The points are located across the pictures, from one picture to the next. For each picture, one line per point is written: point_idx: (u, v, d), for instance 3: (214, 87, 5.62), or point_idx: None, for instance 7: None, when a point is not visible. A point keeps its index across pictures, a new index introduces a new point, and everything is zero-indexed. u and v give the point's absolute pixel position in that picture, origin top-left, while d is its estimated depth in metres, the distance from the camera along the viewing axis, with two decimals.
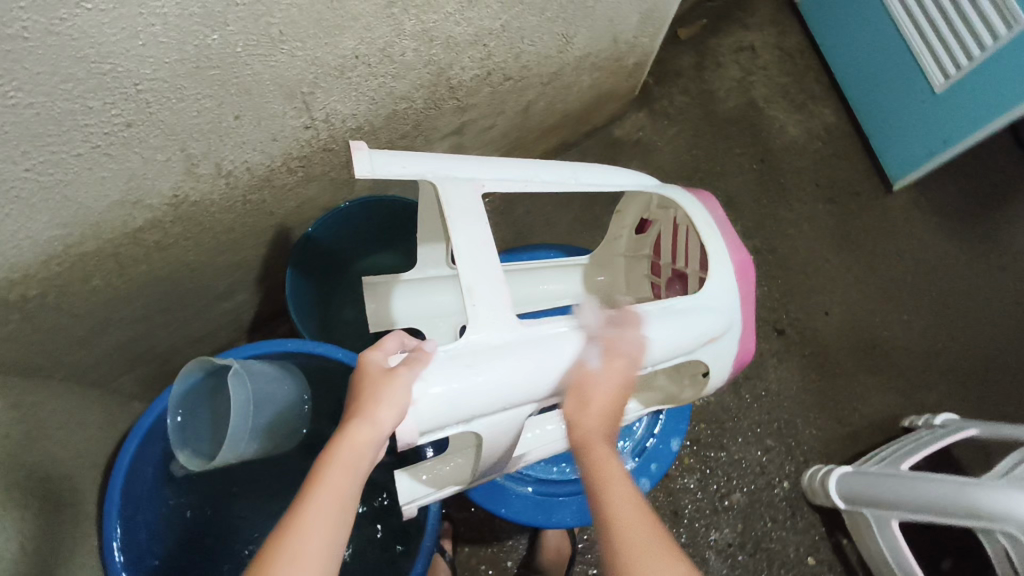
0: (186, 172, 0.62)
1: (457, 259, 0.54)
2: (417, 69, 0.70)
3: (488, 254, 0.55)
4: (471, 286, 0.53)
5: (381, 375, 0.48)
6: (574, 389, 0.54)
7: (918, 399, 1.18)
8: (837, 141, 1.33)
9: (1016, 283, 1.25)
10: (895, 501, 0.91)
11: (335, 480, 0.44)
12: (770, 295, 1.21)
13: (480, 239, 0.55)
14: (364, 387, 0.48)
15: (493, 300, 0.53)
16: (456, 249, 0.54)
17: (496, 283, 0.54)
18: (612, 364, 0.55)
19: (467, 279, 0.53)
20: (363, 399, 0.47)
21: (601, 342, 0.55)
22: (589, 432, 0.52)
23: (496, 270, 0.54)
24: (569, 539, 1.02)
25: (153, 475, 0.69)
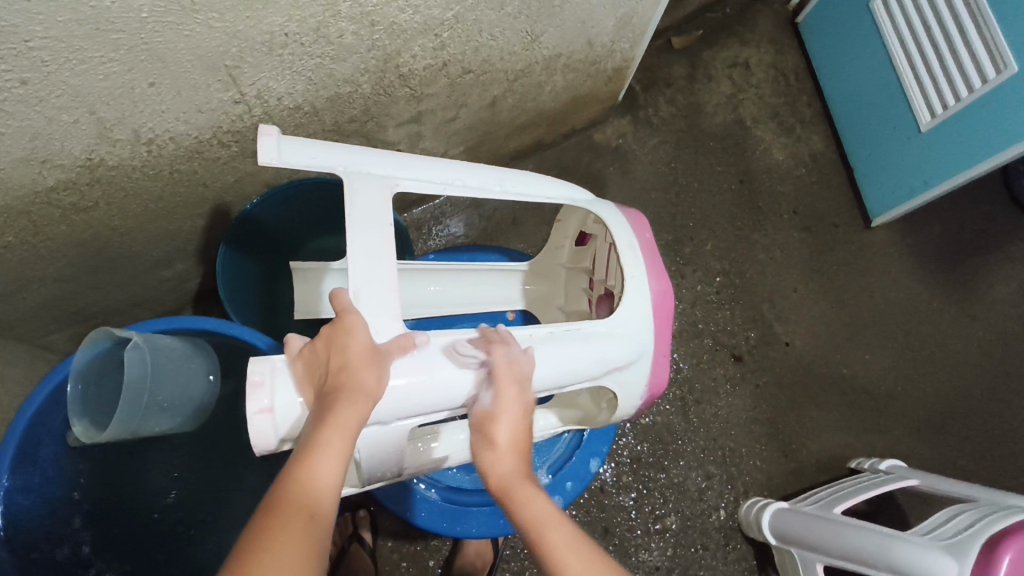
0: (101, 137, 0.60)
1: (348, 259, 0.52)
2: (359, 53, 0.68)
3: (384, 259, 0.53)
4: (358, 292, 0.51)
5: (370, 350, 0.49)
6: (477, 427, 0.53)
7: (868, 441, 1.15)
8: (821, 169, 1.29)
9: (986, 333, 1.22)
10: (821, 545, 0.89)
11: (335, 441, 0.45)
12: (733, 320, 1.19)
13: (378, 241, 0.54)
14: (355, 357, 0.48)
15: (381, 306, 0.52)
16: (349, 251, 0.52)
17: (388, 290, 0.53)
18: (504, 395, 0.53)
19: (355, 282, 0.51)
20: (356, 370, 0.48)
21: (492, 372, 0.53)
22: (505, 477, 0.51)
23: (390, 276, 0.53)
24: (493, 544, 0.99)
25: (50, 440, 0.68)
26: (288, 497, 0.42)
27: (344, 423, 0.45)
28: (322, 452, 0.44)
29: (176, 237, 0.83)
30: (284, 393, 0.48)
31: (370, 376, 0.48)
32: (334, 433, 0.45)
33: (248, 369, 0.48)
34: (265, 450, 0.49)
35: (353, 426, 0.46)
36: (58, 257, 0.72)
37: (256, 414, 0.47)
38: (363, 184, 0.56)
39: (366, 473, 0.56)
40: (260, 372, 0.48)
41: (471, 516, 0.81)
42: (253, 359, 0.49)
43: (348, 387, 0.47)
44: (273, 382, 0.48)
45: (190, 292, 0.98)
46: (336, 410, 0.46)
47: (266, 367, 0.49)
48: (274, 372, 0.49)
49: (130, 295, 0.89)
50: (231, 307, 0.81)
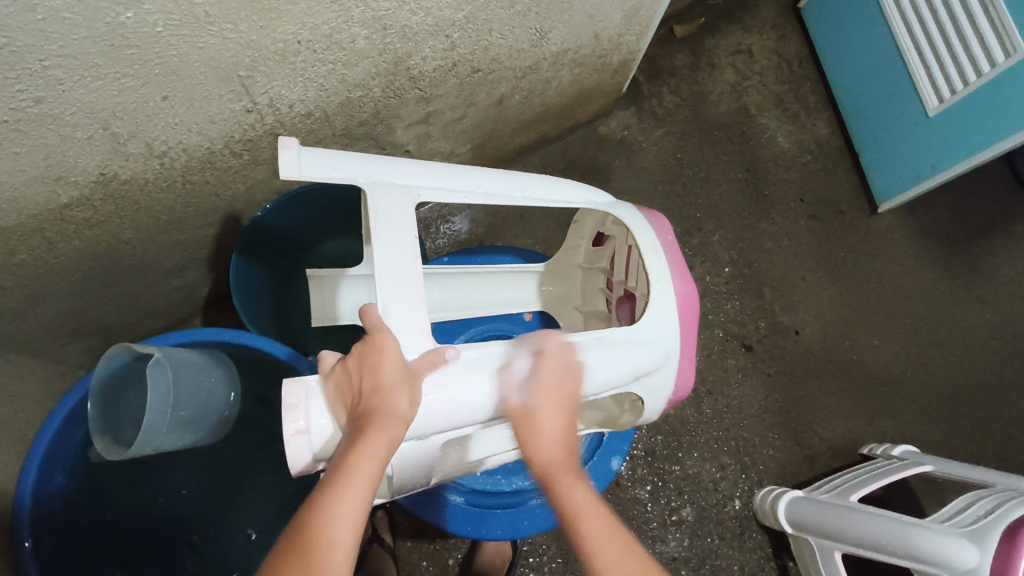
0: (113, 151, 0.59)
1: (376, 274, 0.52)
2: (371, 57, 0.67)
3: (410, 272, 0.53)
4: (387, 306, 0.51)
5: (402, 373, 0.48)
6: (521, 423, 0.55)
7: (879, 426, 1.16)
8: (828, 156, 1.29)
9: (993, 315, 1.22)
10: (839, 534, 0.90)
11: (364, 467, 0.45)
12: (742, 310, 1.19)
13: (403, 253, 0.53)
14: (386, 380, 0.48)
15: (411, 321, 0.51)
16: (376, 266, 0.52)
17: (416, 303, 0.52)
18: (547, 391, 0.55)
19: (384, 296, 0.51)
20: (388, 393, 0.47)
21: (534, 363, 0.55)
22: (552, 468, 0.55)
23: (418, 289, 0.53)
24: (512, 541, 0.99)
25: (74, 458, 0.68)
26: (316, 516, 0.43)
27: (374, 451, 0.45)
28: (350, 477, 0.44)
29: (188, 246, 0.82)
30: (318, 414, 0.48)
31: (402, 401, 0.48)
32: (364, 459, 0.45)
33: (282, 391, 0.48)
34: (301, 470, 0.48)
35: (383, 452, 0.45)
36: (72, 272, 0.72)
37: (292, 435, 0.47)
38: (385, 195, 0.55)
39: (396, 485, 0.56)
40: (294, 394, 0.48)
41: (495, 518, 0.81)
42: (287, 379, 0.48)
43: (379, 411, 0.47)
44: (308, 403, 0.48)
45: (201, 300, 0.98)
46: (367, 435, 0.45)
47: (300, 389, 0.48)
48: (308, 393, 0.48)
49: (141, 305, 0.88)
50: (246, 316, 0.81)
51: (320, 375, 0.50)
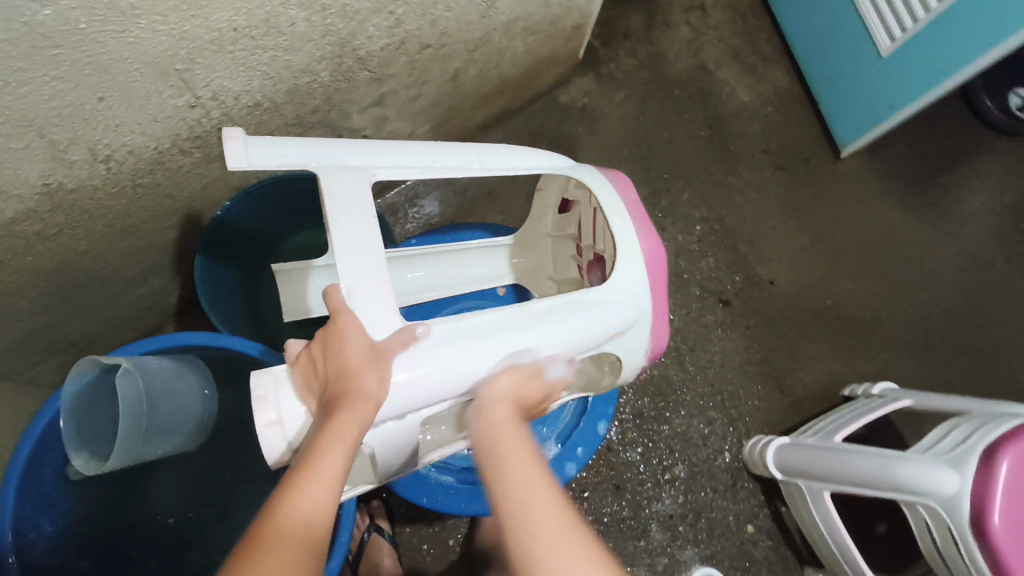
0: (54, 160, 0.56)
1: (336, 257, 0.51)
2: (314, 40, 0.65)
3: (371, 253, 0.52)
4: (351, 288, 0.50)
5: (368, 354, 0.48)
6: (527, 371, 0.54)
7: (859, 366, 1.18)
8: (788, 105, 1.29)
9: (960, 248, 1.25)
10: (826, 474, 0.92)
11: (336, 451, 0.44)
12: (717, 266, 1.19)
13: (362, 235, 0.52)
14: (353, 362, 0.47)
15: (375, 300, 0.51)
16: (335, 249, 0.51)
17: (379, 284, 0.51)
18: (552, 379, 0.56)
19: (347, 279, 0.50)
20: (356, 375, 0.47)
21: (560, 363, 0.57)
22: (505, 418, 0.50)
23: (381, 269, 0.52)
24: None
25: (55, 477, 0.66)
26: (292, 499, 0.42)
27: (342, 435, 0.44)
28: (322, 459, 0.44)
29: (150, 252, 0.80)
30: (289, 405, 0.48)
31: (371, 381, 0.47)
32: (334, 442, 0.44)
33: (250, 383, 0.47)
34: (278, 462, 0.48)
35: (354, 435, 0.45)
36: (30, 289, 0.70)
37: (264, 428, 0.47)
38: (339, 177, 0.54)
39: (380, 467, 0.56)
40: (263, 386, 0.48)
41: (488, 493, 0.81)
42: (254, 371, 0.48)
43: (348, 393, 0.46)
44: (278, 394, 0.48)
45: (171, 307, 0.96)
46: (337, 418, 0.45)
47: (269, 380, 0.48)
48: (277, 383, 0.48)
49: (109, 317, 0.86)
50: (216, 318, 0.79)
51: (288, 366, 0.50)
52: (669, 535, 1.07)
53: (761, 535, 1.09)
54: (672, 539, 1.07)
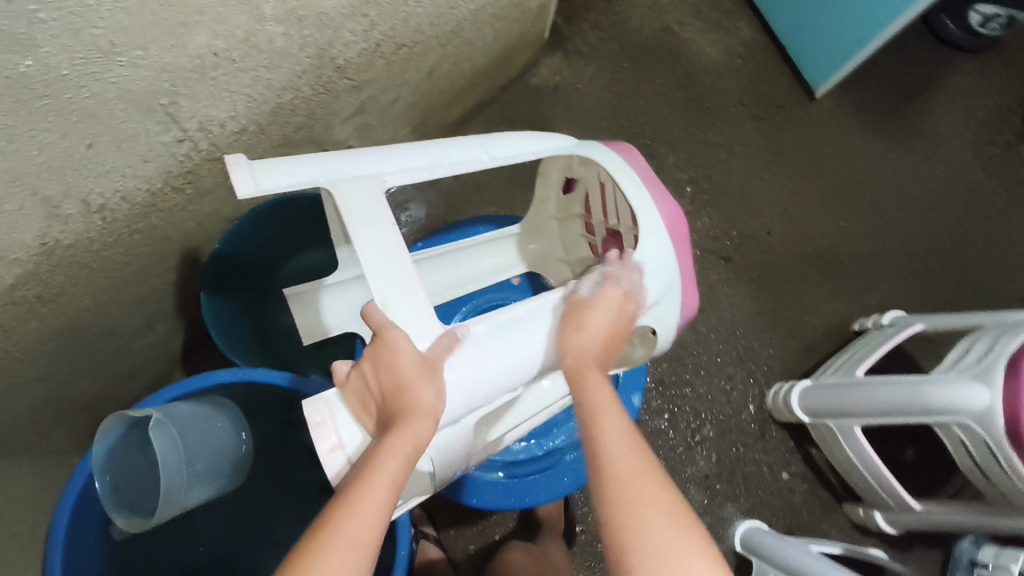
0: (49, 217, 0.54)
1: (363, 269, 0.49)
2: (293, 55, 0.63)
3: (398, 261, 0.51)
4: (386, 302, 0.49)
5: (420, 366, 0.47)
6: (567, 314, 0.56)
7: (864, 300, 1.19)
8: (755, 55, 1.30)
9: (941, 169, 1.27)
10: (856, 410, 0.93)
11: (394, 467, 0.43)
12: (712, 224, 1.20)
13: (387, 245, 0.51)
14: (407, 377, 0.46)
15: (412, 310, 0.50)
16: (361, 261, 0.49)
17: (412, 290, 0.50)
18: (607, 293, 0.57)
19: (379, 291, 0.49)
20: (411, 389, 0.46)
21: (603, 276, 0.59)
22: (580, 364, 0.53)
23: (412, 277, 0.51)
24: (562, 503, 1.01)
25: (101, 542, 0.64)
26: (346, 509, 0.41)
27: (399, 450, 0.44)
28: (377, 474, 0.43)
29: (152, 298, 0.77)
30: (344, 427, 0.47)
31: (427, 394, 0.47)
32: (393, 458, 0.43)
33: (304, 412, 0.47)
34: None
35: (410, 450, 0.44)
36: (38, 354, 0.67)
37: (327, 454, 0.46)
38: (352, 190, 0.52)
39: (441, 472, 0.56)
40: (318, 412, 0.47)
41: (537, 484, 0.79)
42: (305, 400, 0.47)
43: (403, 408, 0.46)
44: (334, 418, 0.47)
45: (177, 351, 0.93)
46: (394, 435, 0.44)
47: (322, 406, 0.47)
48: (331, 408, 0.48)
49: (118, 371, 0.83)
50: (233, 353, 0.77)
51: (338, 388, 0.49)
52: (709, 495, 1.08)
53: (797, 481, 1.10)
54: (712, 499, 1.08)
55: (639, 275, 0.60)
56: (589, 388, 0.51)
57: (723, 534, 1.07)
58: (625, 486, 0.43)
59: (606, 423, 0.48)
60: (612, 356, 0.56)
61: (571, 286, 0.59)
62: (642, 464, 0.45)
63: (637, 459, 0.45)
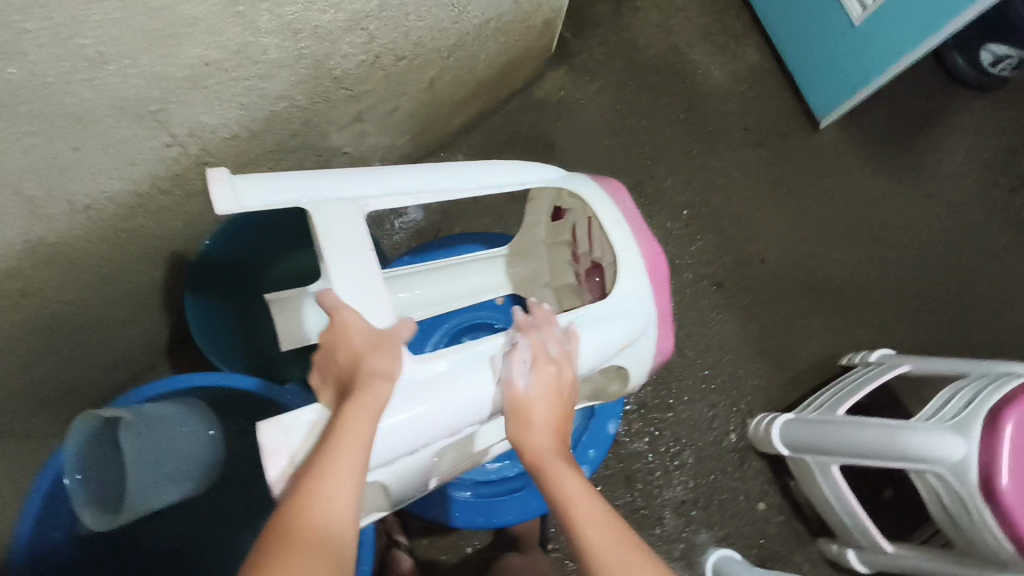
0: (31, 216, 0.54)
1: (324, 262, 0.50)
2: (288, 66, 0.63)
3: (357, 250, 0.52)
4: (342, 286, 0.50)
5: (374, 337, 0.49)
6: (512, 413, 0.53)
7: (853, 335, 1.19)
8: (763, 81, 1.30)
9: (941, 209, 1.26)
10: (834, 447, 0.93)
11: (360, 425, 0.44)
12: (707, 249, 1.20)
13: (352, 248, 0.52)
14: (361, 350, 0.48)
15: (368, 292, 0.51)
16: (322, 252, 0.51)
17: (370, 276, 0.51)
18: (544, 374, 0.54)
19: (335, 276, 0.50)
20: (367, 359, 0.48)
21: (530, 356, 0.54)
22: (539, 452, 0.51)
23: (370, 265, 0.52)
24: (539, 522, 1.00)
25: (68, 536, 0.65)
26: (327, 461, 0.42)
27: (363, 409, 0.45)
28: (344, 436, 0.44)
29: (137, 293, 0.78)
30: (302, 455, 0.46)
31: (383, 360, 0.48)
32: (357, 412, 0.45)
33: (260, 438, 0.45)
34: None
35: (372, 409, 0.45)
36: (18, 345, 0.68)
37: (281, 483, 0.45)
38: (332, 211, 0.52)
39: (397, 494, 0.58)
40: (275, 439, 0.45)
41: (506, 504, 0.82)
42: (261, 424, 0.46)
43: (360, 375, 0.47)
44: (291, 445, 0.46)
45: (162, 344, 0.94)
46: (354, 397, 0.45)
47: (280, 432, 0.46)
48: (290, 435, 0.46)
49: (100, 363, 0.84)
50: (211, 353, 0.79)
51: (298, 413, 0.47)
52: (683, 521, 1.08)
53: (773, 512, 1.10)
54: (686, 524, 1.08)
55: (568, 337, 0.56)
56: (554, 475, 0.50)
57: (695, 561, 1.07)
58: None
59: (578, 509, 0.47)
60: (567, 427, 0.54)
61: (502, 370, 0.54)
62: (624, 542, 0.45)
63: (618, 535, 0.46)
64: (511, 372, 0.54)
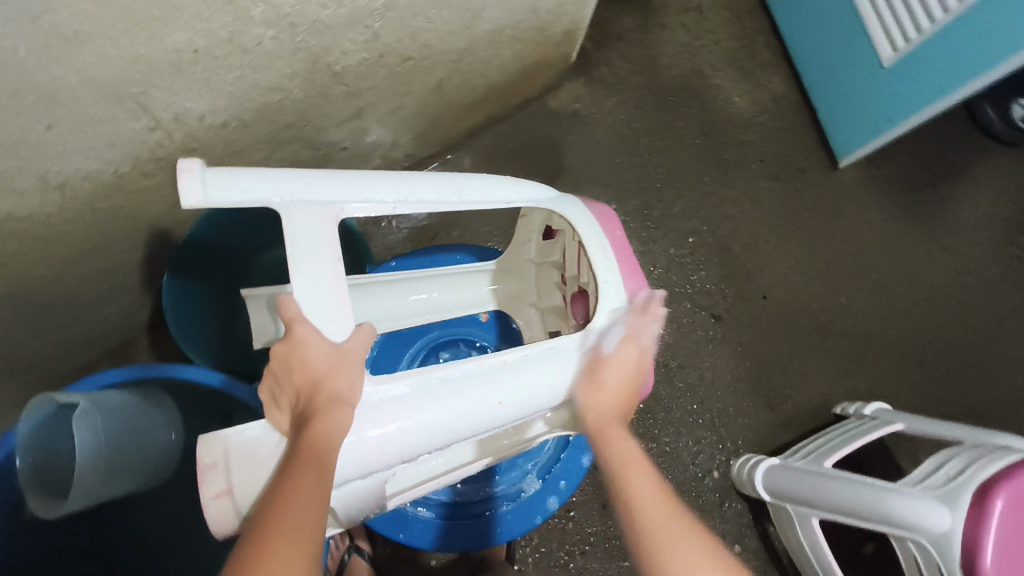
0: (1, 190, 0.53)
1: (290, 268, 0.48)
2: (283, 57, 0.61)
3: (326, 258, 0.49)
4: (305, 295, 0.48)
5: (334, 356, 0.47)
6: (589, 368, 0.57)
7: (850, 383, 1.15)
8: (785, 113, 1.26)
9: (956, 262, 1.22)
10: (816, 500, 0.89)
11: (322, 453, 0.43)
12: (709, 279, 1.16)
13: (322, 259, 0.49)
14: (319, 371, 0.46)
15: (332, 303, 0.48)
16: (289, 257, 0.48)
17: (336, 286, 0.49)
18: (627, 348, 0.57)
19: (300, 284, 0.48)
20: (326, 382, 0.46)
21: (624, 326, 0.58)
22: (604, 422, 0.55)
23: (337, 276, 0.49)
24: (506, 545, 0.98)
25: (14, 517, 0.63)
26: (278, 503, 0.41)
27: (324, 435, 0.44)
28: (306, 463, 0.43)
29: (115, 272, 0.76)
30: (239, 472, 0.44)
31: (343, 384, 0.47)
32: (314, 446, 0.43)
33: (199, 451, 0.43)
34: (227, 535, 0.45)
35: (334, 436, 0.44)
36: None
37: (213, 499, 0.44)
38: (303, 215, 0.50)
39: (343, 514, 0.55)
40: (213, 454, 0.44)
41: (469, 528, 0.81)
42: (202, 436, 0.44)
43: (319, 399, 0.46)
44: (228, 461, 0.44)
45: (142, 323, 0.92)
46: (314, 423, 0.44)
47: (220, 447, 0.44)
48: (228, 450, 0.44)
49: (75, 338, 0.82)
50: (184, 342, 0.77)
51: (240, 427, 0.46)
52: None
53: (749, 556, 1.07)
54: None
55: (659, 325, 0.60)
56: (613, 444, 0.54)
57: None
58: (661, 546, 0.45)
59: (637, 484, 0.50)
60: (632, 407, 0.58)
61: (597, 335, 0.58)
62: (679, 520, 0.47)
63: (670, 511, 0.48)
64: (597, 338, 0.58)
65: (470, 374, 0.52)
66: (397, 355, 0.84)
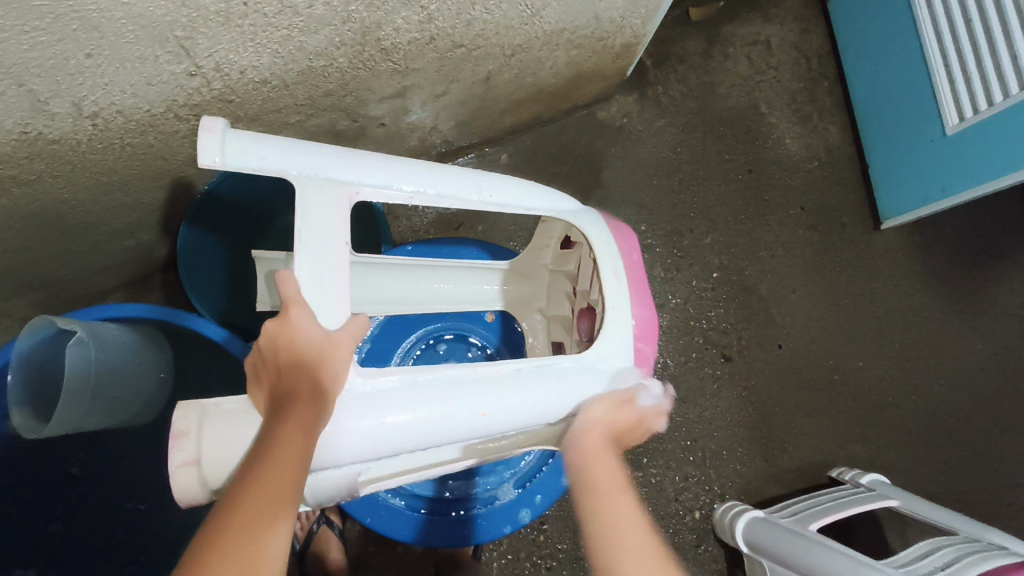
0: (33, 110, 0.53)
1: (296, 244, 0.47)
2: (333, 25, 0.60)
3: (332, 240, 0.49)
4: (305, 275, 0.47)
5: (323, 344, 0.46)
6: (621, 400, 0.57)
7: (851, 449, 1.12)
8: (836, 163, 1.23)
9: (983, 345, 1.18)
10: (792, 561, 0.85)
11: (298, 441, 0.42)
12: (726, 318, 1.14)
13: (328, 239, 0.49)
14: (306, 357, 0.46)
15: (330, 288, 0.48)
16: (296, 234, 0.48)
17: (338, 268, 0.49)
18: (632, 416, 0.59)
19: (302, 263, 0.47)
20: (312, 369, 0.46)
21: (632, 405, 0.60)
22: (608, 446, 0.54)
23: (340, 259, 0.49)
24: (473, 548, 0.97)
25: None
26: (251, 488, 0.40)
27: (303, 423, 0.43)
28: (281, 448, 0.42)
29: (137, 208, 0.77)
30: (208, 443, 0.44)
31: (328, 373, 0.46)
32: (293, 434, 0.43)
33: (173, 415, 0.43)
34: (190, 502, 0.44)
35: (313, 425, 0.44)
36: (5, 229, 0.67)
37: (179, 467, 0.43)
38: (319, 190, 0.50)
39: (312, 498, 0.54)
40: (186, 420, 0.44)
41: (437, 525, 0.80)
42: (181, 403, 0.44)
43: (301, 384, 0.45)
44: (201, 431, 0.44)
45: (157, 261, 0.93)
46: (294, 409, 0.43)
47: (194, 415, 0.44)
48: (202, 419, 0.44)
49: (89, 265, 0.83)
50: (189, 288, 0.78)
51: (220, 399, 0.46)
52: None
53: None
54: None
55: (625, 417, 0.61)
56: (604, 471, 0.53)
57: None
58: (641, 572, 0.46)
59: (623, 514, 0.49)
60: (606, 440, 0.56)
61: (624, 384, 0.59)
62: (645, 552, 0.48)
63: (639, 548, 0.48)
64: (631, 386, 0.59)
65: (457, 381, 0.51)
66: (397, 339, 0.84)
